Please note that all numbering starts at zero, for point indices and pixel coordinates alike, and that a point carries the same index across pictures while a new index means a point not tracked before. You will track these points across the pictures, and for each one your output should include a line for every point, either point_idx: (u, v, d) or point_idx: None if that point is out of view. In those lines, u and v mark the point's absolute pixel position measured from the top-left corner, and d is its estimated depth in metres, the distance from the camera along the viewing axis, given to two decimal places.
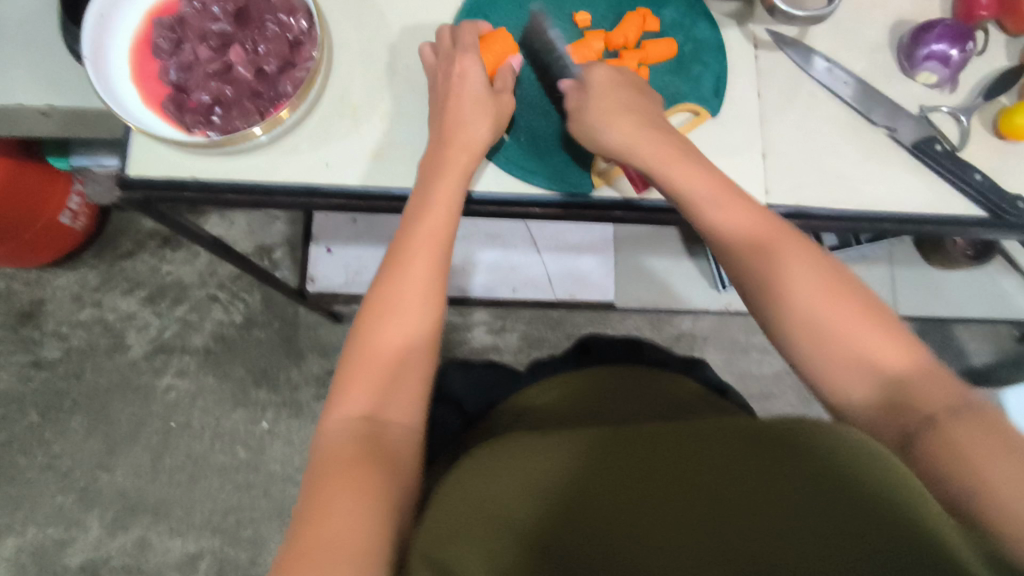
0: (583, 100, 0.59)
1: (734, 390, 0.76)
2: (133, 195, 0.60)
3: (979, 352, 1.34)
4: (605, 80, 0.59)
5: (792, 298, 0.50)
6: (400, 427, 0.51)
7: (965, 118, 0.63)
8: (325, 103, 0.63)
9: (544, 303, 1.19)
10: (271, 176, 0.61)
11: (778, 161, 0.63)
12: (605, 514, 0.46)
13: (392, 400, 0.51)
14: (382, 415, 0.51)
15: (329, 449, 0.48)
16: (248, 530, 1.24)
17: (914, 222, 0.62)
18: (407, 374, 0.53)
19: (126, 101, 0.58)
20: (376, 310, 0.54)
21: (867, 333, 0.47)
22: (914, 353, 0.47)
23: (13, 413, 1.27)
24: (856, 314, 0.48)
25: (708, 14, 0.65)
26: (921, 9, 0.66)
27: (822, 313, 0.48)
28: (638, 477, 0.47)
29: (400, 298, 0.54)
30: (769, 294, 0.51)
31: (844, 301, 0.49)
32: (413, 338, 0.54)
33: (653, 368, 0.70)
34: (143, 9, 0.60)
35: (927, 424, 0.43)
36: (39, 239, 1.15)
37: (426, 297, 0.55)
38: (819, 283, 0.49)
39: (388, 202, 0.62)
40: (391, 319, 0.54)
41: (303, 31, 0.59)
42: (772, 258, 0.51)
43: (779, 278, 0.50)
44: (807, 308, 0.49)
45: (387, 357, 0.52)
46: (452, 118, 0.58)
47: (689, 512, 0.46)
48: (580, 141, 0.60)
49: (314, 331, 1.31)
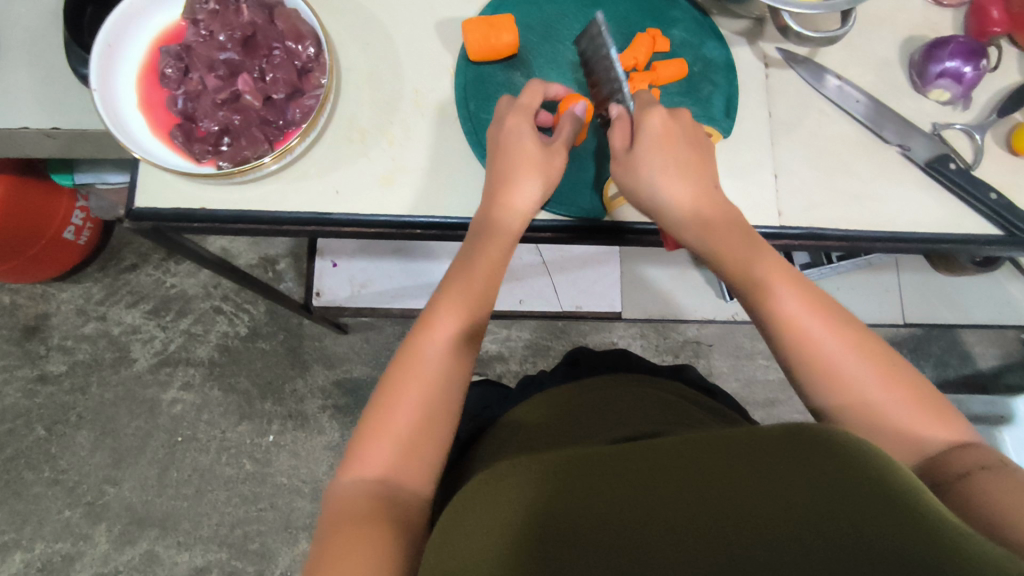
0: (632, 148, 0.57)
1: (725, 393, 0.78)
2: (142, 226, 0.60)
3: (985, 356, 1.33)
4: (662, 129, 0.56)
5: (845, 379, 0.51)
6: (432, 450, 0.53)
7: (979, 135, 0.62)
8: (333, 128, 0.62)
9: (550, 315, 1.19)
10: (280, 206, 0.61)
11: (790, 182, 0.63)
12: (596, 493, 0.44)
13: (404, 467, 0.51)
14: (392, 483, 0.51)
15: (339, 508, 0.49)
16: (256, 543, 1.24)
17: (928, 241, 0.61)
18: (423, 454, 0.52)
19: (135, 133, 0.58)
20: (391, 380, 0.54)
21: (913, 417, 0.50)
22: (961, 432, 0.50)
23: (20, 428, 1.27)
24: (907, 398, 0.50)
25: (718, 33, 0.65)
26: (933, 23, 0.66)
27: (882, 396, 0.50)
28: (637, 462, 0.46)
29: (417, 373, 0.54)
30: (822, 374, 0.52)
31: (896, 381, 0.51)
32: (424, 417, 0.53)
33: (653, 376, 0.71)
34: (150, 37, 0.60)
35: (960, 478, 0.46)
36: (44, 256, 1.14)
37: (443, 393, 0.54)
38: (870, 370, 0.51)
39: (398, 230, 0.61)
40: (405, 396, 0.53)
41: (311, 57, 0.59)
42: (802, 324, 0.53)
43: (827, 357, 0.52)
44: (865, 392, 0.51)
45: (402, 437, 0.52)
46: (503, 174, 0.58)
47: (685, 485, 0.43)
48: (620, 183, 0.59)
49: (319, 342, 1.31)
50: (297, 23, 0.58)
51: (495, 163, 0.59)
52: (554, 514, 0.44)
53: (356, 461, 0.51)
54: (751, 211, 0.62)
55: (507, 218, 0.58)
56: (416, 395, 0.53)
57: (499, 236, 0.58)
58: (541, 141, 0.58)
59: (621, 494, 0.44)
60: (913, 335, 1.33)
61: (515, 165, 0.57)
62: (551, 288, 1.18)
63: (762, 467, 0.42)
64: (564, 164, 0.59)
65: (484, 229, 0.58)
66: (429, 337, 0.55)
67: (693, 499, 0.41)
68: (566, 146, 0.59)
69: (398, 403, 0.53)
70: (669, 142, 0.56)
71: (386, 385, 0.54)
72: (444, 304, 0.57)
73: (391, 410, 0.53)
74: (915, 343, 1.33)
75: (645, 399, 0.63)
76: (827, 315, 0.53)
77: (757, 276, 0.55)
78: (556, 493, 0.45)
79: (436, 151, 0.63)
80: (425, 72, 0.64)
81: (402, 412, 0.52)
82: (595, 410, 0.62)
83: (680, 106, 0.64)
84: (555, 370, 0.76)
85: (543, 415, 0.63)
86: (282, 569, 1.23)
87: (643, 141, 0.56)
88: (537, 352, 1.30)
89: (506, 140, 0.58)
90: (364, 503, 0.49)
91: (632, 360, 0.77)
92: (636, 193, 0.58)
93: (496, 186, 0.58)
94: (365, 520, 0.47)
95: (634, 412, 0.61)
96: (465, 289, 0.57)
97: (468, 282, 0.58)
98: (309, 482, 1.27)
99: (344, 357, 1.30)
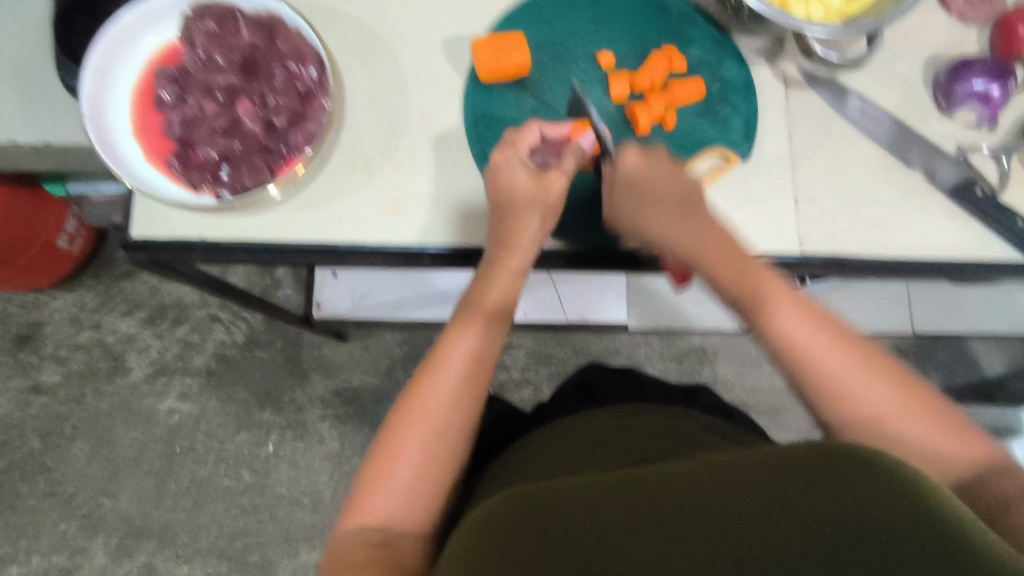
0: (613, 190, 0.57)
1: (741, 413, 0.76)
2: (137, 256, 0.58)
3: (992, 363, 1.31)
4: (638, 166, 0.56)
5: (860, 407, 0.49)
6: (438, 487, 0.51)
7: (1006, 158, 0.60)
8: (339, 154, 0.60)
9: (554, 325, 1.16)
10: (282, 236, 0.59)
11: (810, 209, 0.61)
12: (607, 521, 0.42)
13: (406, 516, 0.50)
14: (394, 531, 0.49)
15: (341, 555, 0.48)
16: (255, 555, 1.22)
17: (951, 267, 0.60)
18: (428, 497, 0.51)
19: (129, 161, 0.55)
20: (399, 416, 0.53)
21: (933, 434, 0.48)
22: (988, 454, 0.48)
23: (14, 440, 1.24)
24: (922, 417, 0.49)
25: (737, 53, 0.63)
26: (957, 42, 0.64)
27: (906, 424, 0.49)
28: (648, 488, 0.43)
29: (420, 421, 0.52)
30: (833, 392, 0.50)
31: (914, 405, 0.49)
32: (426, 467, 0.51)
33: (669, 404, 0.67)
34: (144, 56, 0.58)
35: (992, 517, 0.44)
36: (35, 266, 1.11)
37: (447, 440, 0.52)
38: (882, 387, 0.50)
39: (404, 260, 0.59)
40: (406, 445, 0.51)
41: (314, 80, 0.57)
42: (811, 351, 0.51)
43: (835, 373, 0.51)
44: (880, 410, 0.49)
45: (405, 486, 0.50)
46: (504, 210, 0.57)
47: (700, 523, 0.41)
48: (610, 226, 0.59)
49: (318, 351, 1.29)
50: (299, 45, 0.56)
51: (495, 203, 0.58)
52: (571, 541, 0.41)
53: (364, 503, 0.50)
54: (771, 238, 0.60)
55: (510, 255, 0.57)
56: (417, 445, 0.51)
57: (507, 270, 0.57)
58: (536, 171, 0.57)
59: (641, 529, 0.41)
60: (918, 342, 1.31)
61: (514, 208, 0.56)
62: (555, 300, 1.15)
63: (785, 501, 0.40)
64: (564, 191, 0.57)
65: (493, 259, 0.57)
66: (430, 382, 0.54)
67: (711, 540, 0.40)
68: (568, 173, 0.57)
69: (400, 451, 0.51)
70: (647, 176, 0.56)
71: (387, 432, 0.53)
72: (451, 340, 0.55)
73: (398, 447, 0.51)
74: (921, 350, 1.31)
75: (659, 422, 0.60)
76: (839, 342, 0.52)
77: (768, 310, 0.53)
78: (564, 514, 0.43)
79: (444, 178, 0.60)
80: (432, 92, 0.62)
81: (402, 462, 0.51)
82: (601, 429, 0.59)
83: (697, 129, 0.62)
84: (567, 394, 0.74)
85: (547, 439, 0.60)
86: None
87: (621, 183, 0.56)
88: (539, 360, 1.28)
89: (499, 174, 0.57)
90: (363, 552, 0.48)
91: (644, 384, 0.74)
92: (629, 232, 0.58)
93: (502, 227, 0.57)
94: (361, 569, 0.46)
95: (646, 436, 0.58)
96: (470, 321, 0.56)
97: (474, 314, 0.56)
98: (309, 492, 1.25)
99: (343, 366, 1.28)
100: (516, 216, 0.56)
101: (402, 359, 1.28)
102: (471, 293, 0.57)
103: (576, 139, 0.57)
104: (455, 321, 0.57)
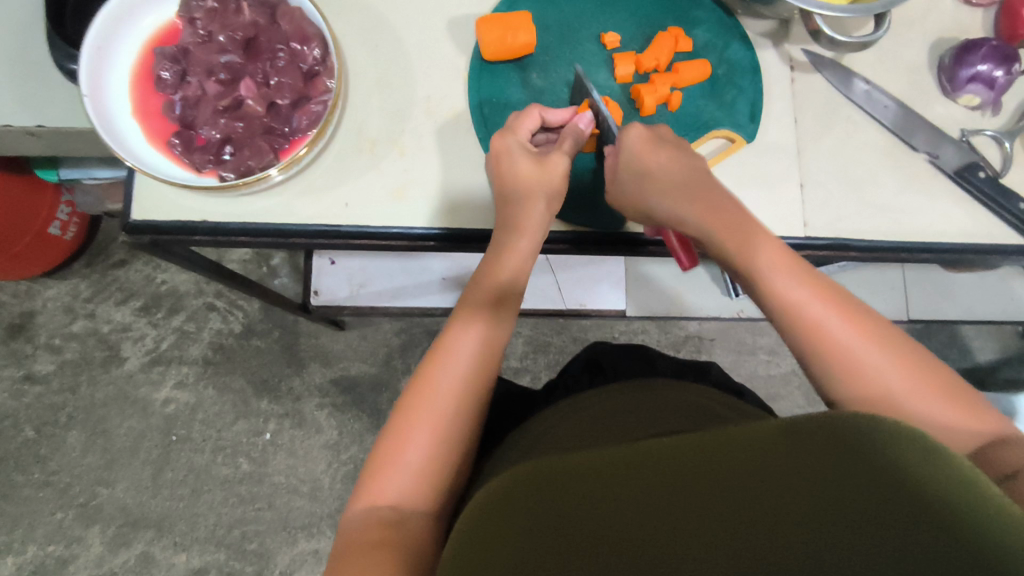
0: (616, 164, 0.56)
1: (747, 392, 0.76)
2: (140, 238, 0.58)
3: (984, 350, 1.32)
4: (641, 141, 0.55)
5: (868, 375, 0.48)
6: (448, 469, 0.51)
7: (1009, 143, 0.60)
8: (342, 136, 0.60)
9: (554, 314, 1.16)
10: (287, 219, 0.58)
11: (815, 192, 0.61)
12: (615, 499, 0.42)
13: (416, 497, 0.50)
14: (403, 511, 0.49)
15: (350, 536, 0.48)
16: (254, 543, 1.22)
17: (953, 251, 0.60)
18: (439, 481, 0.51)
19: (132, 143, 0.55)
20: (408, 401, 0.53)
21: (942, 405, 0.47)
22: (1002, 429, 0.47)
23: (8, 430, 1.23)
24: (931, 387, 0.48)
25: (743, 34, 0.63)
26: (962, 26, 0.64)
27: (909, 394, 0.47)
28: (659, 462, 0.43)
29: (430, 407, 0.52)
30: (837, 356, 0.49)
31: (925, 377, 0.48)
32: (438, 448, 0.51)
33: (681, 380, 0.66)
34: (143, 38, 0.57)
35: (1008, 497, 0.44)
36: (29, 252, 1.10)
37: (456, 425, 0.52)
38: (890, 355, 0.49)
39: (409, 242, 0.59)
40: (416, 429, 0.51)
41: (318, 60, 0.56)
42: (818, 318, 0.50)
43: (839, 339, 0.49)
44: (886, 378, 0.48)
45: (416, 470, 0.50)
46: (508, 194, 0.56)
47: (713, 491, 0.40)
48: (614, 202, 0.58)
49: (314, 339, 1.28)
50: (303, 24, 0.55)
51: (501, 192, 0.57)
52: (577, 522, 0.41)
53: (374, 485, 0.50)
54: (774, 224, 0.60)
55: (518, 239, 0.56)
56: (427, 430, 0.51)
57: (514, 253, 0.56)
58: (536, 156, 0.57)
59: (650, 504, 0.41)
60: (912, 329, 1.33)
61: (521, 196, 0.56)
62: (555, 289, 1.15)
63: (796, 466, 0.39)
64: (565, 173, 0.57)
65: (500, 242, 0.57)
66: (440, 368, 0.54)
67: (722, 508, 0.39)
68: (570, 155, 0.57)
69: (411, 435, 0.51)
70: (647, 151, 0.56)
71: (398, 416, 0.52)
72: (457, 325, 0.55)
73: (407, 431, 0.51)
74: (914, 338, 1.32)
75: (675, 402, 0.59)
76: (845, 310, 0.50)
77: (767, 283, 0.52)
78: (571, 493, 0.43)
79: (446, 161, 0.60)
80: (436, 74, 0.61)
81: (413, 446, 0.51)
82: (614, 412, 0.59)
83: (702, 110, 0.62)
84: (576, 370, 0.73)
85: (561, 422, 0.59)
86: (281, 570, 1.21)
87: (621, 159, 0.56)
88: (538, 349, 1.28)
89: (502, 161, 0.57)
90: (374, 531, 0.47)
91: (657, 361, 0.74)
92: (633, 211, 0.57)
93: (508, 214, 0.56)
94: (372, 548, 0.46)
95: (663, 414, 0.57)
96: (476, 308, 0.56)
97: (481, 301, 0.56)
98: (307, 481, 1.25)
99: (341, 355, 1.27)
100: (521, 197, 0.56)
101: (399, 348, 1.28)
102: (481, 276, 0.57)
103: (575, 120, 0.58)
104: (463, 307, 0.56)
